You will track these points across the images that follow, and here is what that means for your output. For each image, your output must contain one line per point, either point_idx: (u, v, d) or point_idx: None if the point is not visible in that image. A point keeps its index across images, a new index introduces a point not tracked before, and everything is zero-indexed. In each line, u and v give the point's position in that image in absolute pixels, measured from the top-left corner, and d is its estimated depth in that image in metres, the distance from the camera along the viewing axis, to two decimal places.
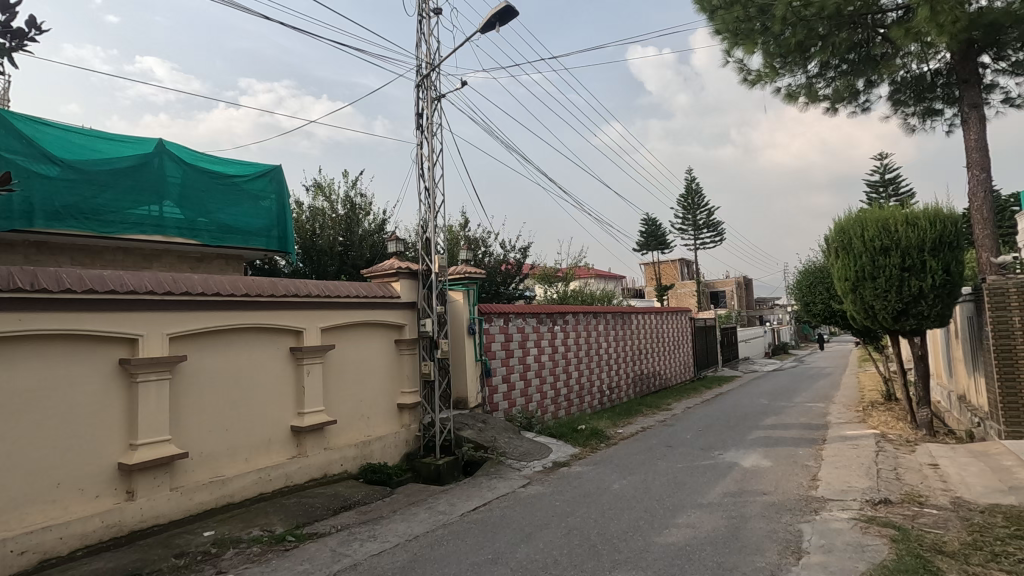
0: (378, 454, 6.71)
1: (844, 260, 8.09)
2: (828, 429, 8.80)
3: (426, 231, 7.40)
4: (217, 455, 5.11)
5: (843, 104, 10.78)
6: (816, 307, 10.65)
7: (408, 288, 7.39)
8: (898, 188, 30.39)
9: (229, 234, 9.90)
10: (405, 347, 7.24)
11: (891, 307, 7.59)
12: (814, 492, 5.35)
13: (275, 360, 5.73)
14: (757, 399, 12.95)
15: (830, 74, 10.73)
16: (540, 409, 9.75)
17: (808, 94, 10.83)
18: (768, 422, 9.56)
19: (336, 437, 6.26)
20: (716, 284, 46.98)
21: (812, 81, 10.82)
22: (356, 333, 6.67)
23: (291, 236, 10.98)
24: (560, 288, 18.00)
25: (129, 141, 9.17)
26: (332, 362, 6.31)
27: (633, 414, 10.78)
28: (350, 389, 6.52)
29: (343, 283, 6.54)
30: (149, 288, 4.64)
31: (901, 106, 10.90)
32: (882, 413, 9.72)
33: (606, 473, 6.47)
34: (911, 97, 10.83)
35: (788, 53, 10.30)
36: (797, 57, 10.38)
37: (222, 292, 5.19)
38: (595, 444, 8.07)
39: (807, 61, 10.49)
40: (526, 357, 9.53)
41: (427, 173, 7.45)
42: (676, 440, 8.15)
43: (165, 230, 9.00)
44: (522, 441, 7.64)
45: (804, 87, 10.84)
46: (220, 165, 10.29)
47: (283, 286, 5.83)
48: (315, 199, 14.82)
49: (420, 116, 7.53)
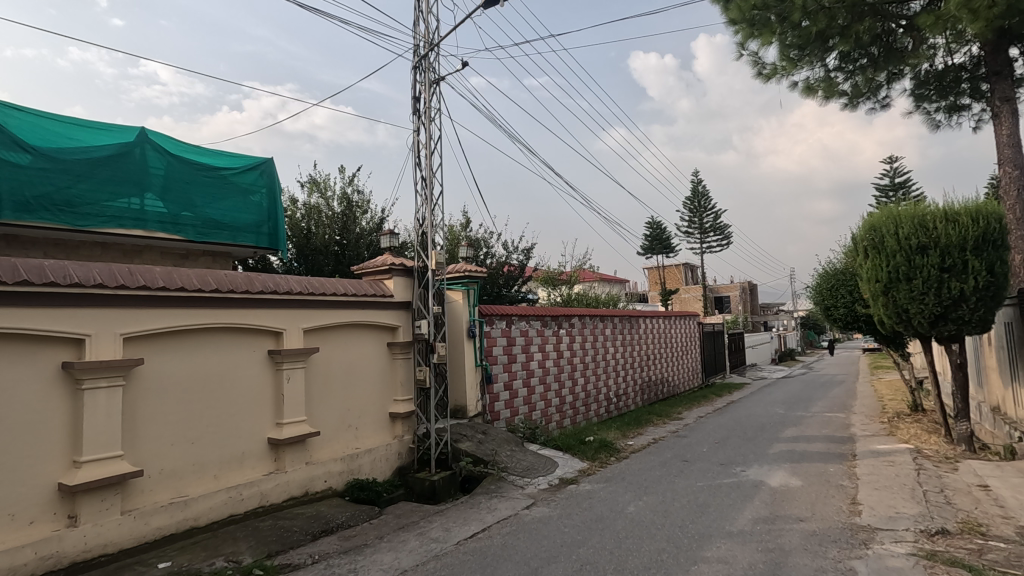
0: (367, 469, 6.09)
1: (875, 261, 7.49)
2: (856, 442, 8.15)
3: (422, 225, 6.80)
4: (181, 471, 4.50)
5: (865, 98, 10.17)
6: (838, 311, 10.04)
7: (402, 287, 6.79)
8: (908, 191, 29.78)
9: (216, 229, 9.31)
10: (399, 350, 6.63)
11: (929, 312, 6.97)
12: (858, 519, 4.71)
13: (250, 364, 5.11)
14: (773, 408, 12.29)
15: (851, 67, 10.10)
16: (544, 418, 9.13)
17: (827, 87, 10.22)
18: (788, 434, 8.91)
19: (320, 450, 5.65)
20: (721, 289, 46.33)
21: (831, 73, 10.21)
22: (342, 335, 6.05)
23: (282, 233, 10.38)
24: (564, 291, 17.40)
25: (109, 129, 8.60)
26: (315, 366, 5.70)
27: (642, 423, 10.17)
28: (336, 396, 5.91)
29: (330, 280, 5.94)
30: (98, 281, 4.03)
31: (927, 102, 10.26)
32: (911, 425, 9.06)
33: (618, 492, 5.83)
34: (938, 91, 10.18)
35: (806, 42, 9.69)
36: (816, 48, 9.75)
37: (188, 287, 4.58)
38: (604, 457, 7.43)
39: (826, 51, 9.87)
40: (529, 362, 8.92)
41: (424, 162, 6.85)
42: (692, 454, 7.50)
43: (146, 224, 8.42)
44: (526, 454, 7.00)
45: (823, 80, 10.23)
46: (207, 157, 9.70)
47: (260, 281, 5.22)
48: (310, 195, 14.25)
49: (417, 99, 6.95)
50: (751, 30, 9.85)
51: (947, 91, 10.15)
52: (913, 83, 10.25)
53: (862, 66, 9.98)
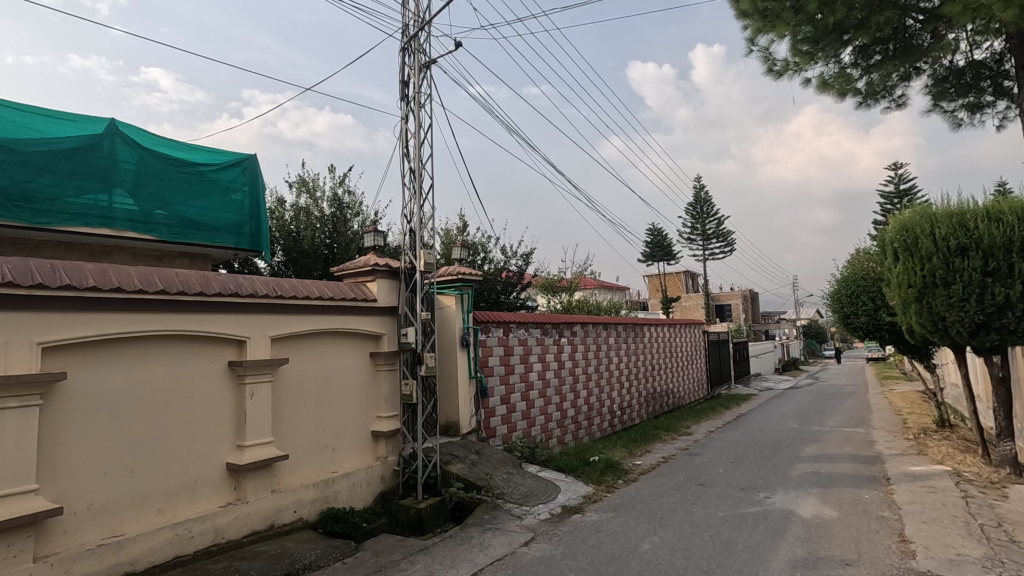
0: (344, 496, 5.38)
1: (907, 264, 6.85)
2: (885, 463, 7.45)
3: (410, 221, 6.14)
4: (116, 505, 3.81)
5: (879, 98, 8.61)
6: (858, 320, 9.37)
7: (388, 290, 6.11)
8: (914, 199, 29.22)
9: (192, 229, 8.59)
10: (383, 361, 5.95)
11: (969, 321, 6.31)
12: (913, 563, 4.01)
13: (207, 377, 4.42)
14: (786, 422, 11.59)
15: (868, 62, 8.45)
16: (544, 434, 8.43)
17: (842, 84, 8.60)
18: (809, 452, 8.23)
19: (289, 474, 4.94)
20: (722, 297, 45.77)
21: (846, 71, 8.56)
22: (318, 343, 5.37)
23: (265, 234, 9.69)
24: (564, 298, 16.77)
25: (75, 120, 7.93)
26: (284, 380, 5.00)
27: (649, 439, 9.48)
28: (309, 414, 5.21)
29: (304, 283, 5.27)
30: (8, 278, 3.30)
31: (946, 104, 8.53)
32: (941, 443, 8.36)
33: (629, 525, 5.11)
34: (964, 92, 8.44)
35: (819, 34, 8.10)
36: (833, 40, 8.11)
37: (126, 288, 3.88)
38: (610, 480, 6.72)
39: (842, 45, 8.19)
40: (529, 373, 8.24)
41: (413, 152, 6.19)
42: (708, 477, 6.79)
43: (114, 222, 7.71)
44: (524, 477, 6.26)
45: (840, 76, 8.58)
46: (183, 152, 9.02)
47: (219, 282, 4.53)
48: (298, 196, 13.59)
49: (406, 84, 6.31)
50: (756, 20, 8.40)
51: (973, 90, 8.42)
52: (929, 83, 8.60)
53: (883, 60, 8.30)
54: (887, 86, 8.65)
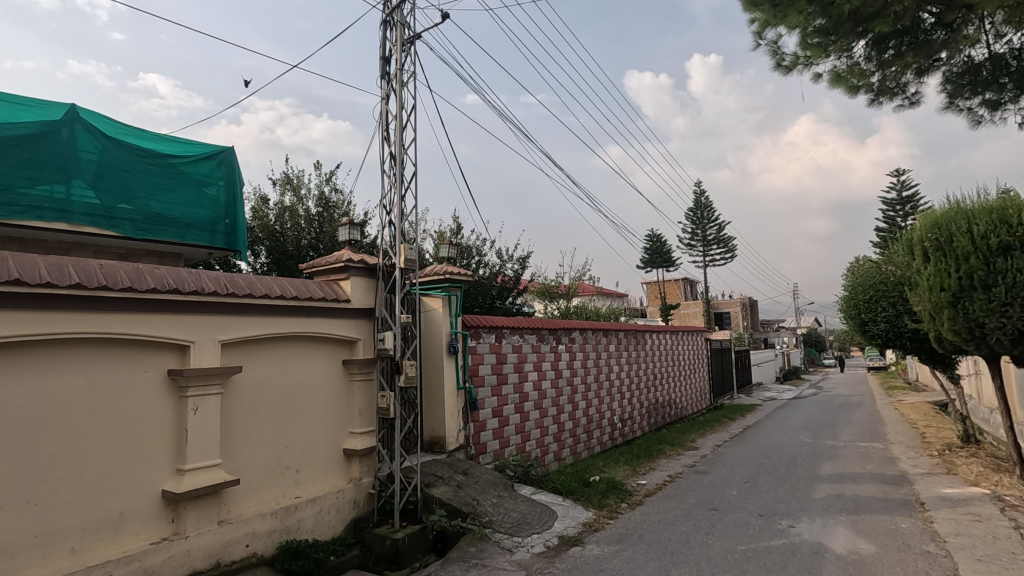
0: (309, 526, 4.68)
1: (939, 265, 6.25)
2: (916, 484, 6.78)
3: (389, 213, 5.48)
4: (14, 547, 3.11)
5: (889, 98, 7.12)
6: (877, 327, 8.72)
7: (364, 290, 5.44)
8: (917, 205, 28.69)
9: (160, 226, 7.81)
10: (357, 370, 5.26)
11: (1012, 328, 5.67)
12: None
13: (141, 390, 3.73)
14: (798, 436, 10.93)
15: (882, 56, 6.89)
16: (540, 449, 7.74)
17: (855, 81, 7.05)
18: (828, 471, 7.56)
19: (242, 502, 4.25)
20: (721, 305, 45.28)
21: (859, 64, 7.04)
22: (279, 350, 4.67)
23: (242, 231, 8.97)
24: (562, 304, 16.16)
25: (32, 105, 7.09)
26: (237, 391, 4.30)
27: (652, 454, 8.80)
28: (268, 430, 4.51)
29: (265, 280, 4.60)
30: None
31: (962, 104, 6.94)
32: (970, 462, 7.70)
33: (637, 561, 4.42)
34: (986, 88, 6.73)
35: (832, 24, 6.62)
36: (848, 32, 6.62)
37: (30, 281, 3.18)
38: (613, 504, 6.02)
39: (856, 36, 6.68)
40: (524, 383, 7.55)
41: (394, 136, 5.53)
42: (721, 500, 6.09)
43: (72, 217, 6.87)
44: (516, 501, 5.53)
45: (852, 72, 7.04)
46: (152, 143, 8.28)
47: (156, 277, 3.85)
48: (283, 195, 12.93)
49: (386, 60, 5.67)
50: (759, 7, 7.00)
51: (996, 86, 6.65)
52: (946, 76, 6.95)
53: (900, 51, 6.73)
54: (898, 83, 7.11)
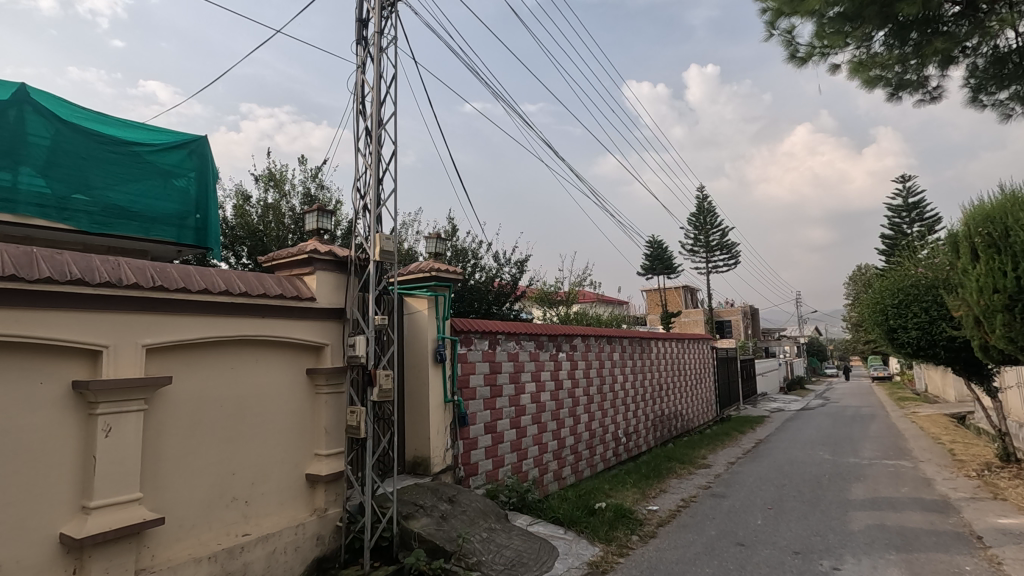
0: (259, 569, 3.87)
1: (992, 263, 5.52)
2: (964, 511, 5.99)
3: (364, 197, 4.71)
4: None
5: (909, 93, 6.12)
6: (907, 334, 7.96)
7: (334, 286, 4.66)
8: (922, 212, 28.07)
9: (121, 219, 6.65)
10: (323, 381, 4.47)
11: None
12: None
13: (36, 406, 2.95)
14: (816, 452, 10.12)
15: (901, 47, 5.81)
16: (539, 469, 6.94)
17: (875, 72, 6.04)
18: (859, 494, 6.78)
19: (170, 544, 3.45)
20: (722, 313, 44.59)
21: (878, 53, 5.98)
22: (224, 356, 3.88)
23: (216, 229, 7.76)
24: (561, 312, 15.48)
25: None
26: (167, 406, 3.51)
27: (661, 473, 8.01)
28: (206, 454, 3.71)
29: (208, 274, 3.84)
30: None
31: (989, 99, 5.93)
32: (1016, 485, 6.90)
33: None
34: (1016, 80, 5.71)
35: (853, 8, 5.51)
36: (874, 16, 5.50)
37: None
38: (622, 537, 5.22)
39: (883, 21, 5.57)
40: (520, 395, 6.76)
41: (370, 109, 4.78)
42: (746, 533, 5.29)
43: (17, 207, 5.79)
44: (511, 535, 4.72)
45: (870, 61, 6.00)
46: (116, 129, 7.13)
47: (57, 263, 3.08)
48: (266, 193, 12.16)
49: (363, 23, 4.93)
50: None
51: None
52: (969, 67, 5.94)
53: (923, 42, 5.63)
54: (920, 75, 6.05)
